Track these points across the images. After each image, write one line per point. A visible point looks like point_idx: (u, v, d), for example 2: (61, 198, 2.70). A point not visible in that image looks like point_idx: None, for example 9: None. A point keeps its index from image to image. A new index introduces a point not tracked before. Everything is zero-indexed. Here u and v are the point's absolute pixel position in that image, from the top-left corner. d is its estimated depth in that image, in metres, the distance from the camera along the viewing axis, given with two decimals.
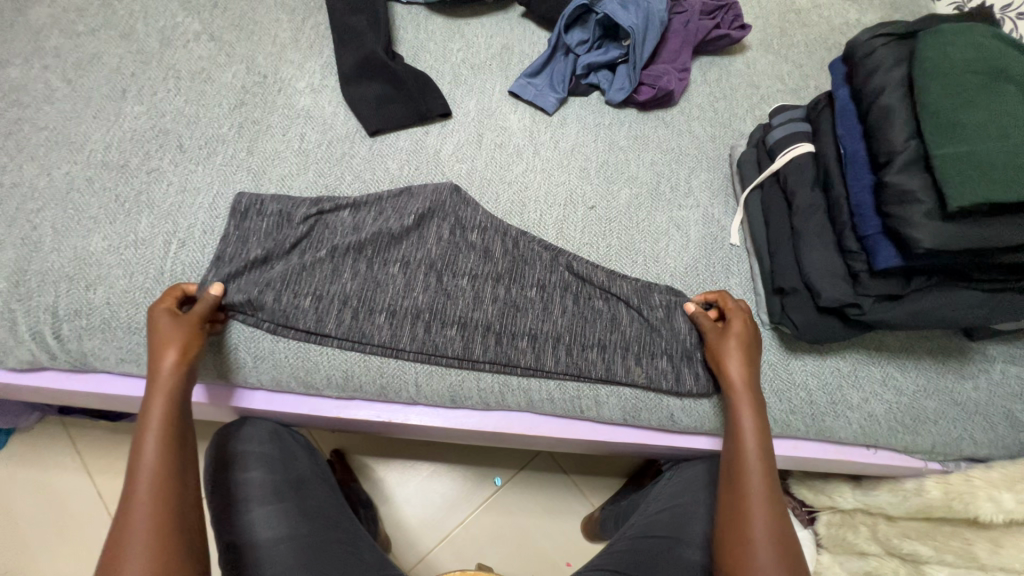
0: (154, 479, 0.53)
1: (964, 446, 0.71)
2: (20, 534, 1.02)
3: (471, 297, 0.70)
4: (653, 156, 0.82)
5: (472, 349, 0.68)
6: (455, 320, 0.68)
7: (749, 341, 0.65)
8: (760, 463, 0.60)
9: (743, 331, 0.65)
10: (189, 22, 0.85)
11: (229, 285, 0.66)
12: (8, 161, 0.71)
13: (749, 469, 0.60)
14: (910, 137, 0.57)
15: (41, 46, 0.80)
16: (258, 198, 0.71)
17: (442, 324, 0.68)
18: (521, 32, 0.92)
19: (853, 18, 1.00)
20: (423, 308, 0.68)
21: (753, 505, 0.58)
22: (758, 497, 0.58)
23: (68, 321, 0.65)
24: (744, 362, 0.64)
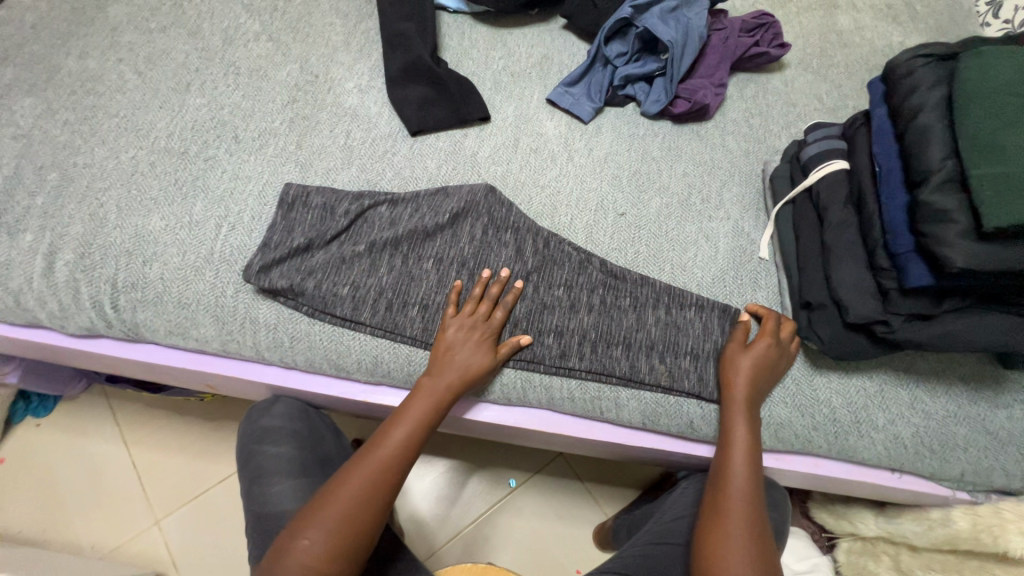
0: (377, 470, 0.59)
1: (996, 477, 0.69)
2: (59, 496, 1.08)
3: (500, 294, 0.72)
4: (685, 167, 0.84)
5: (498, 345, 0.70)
6: None
7: (766, 360, 0.66)
8: (750, 475, 0.61)
9: (765, 349, 0.66)
10: (251, 23, 0.91)
11: (274, 270, 0.69)
12: (82, 143, 0.77)
13: (737, 479, 0.61)
14: (947, 156, 0.57)
15: (117, 41, 0.87)
16: (304, 190, 0.75)
17: None
18: (561, 43, 0.95)
19: (896, 41, 1.00)
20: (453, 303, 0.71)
21: (735, 512, 0.59)
22: (740, 505, 0.59)
23: (125, 293, 0.69)
24: (754, 379, 0.65)
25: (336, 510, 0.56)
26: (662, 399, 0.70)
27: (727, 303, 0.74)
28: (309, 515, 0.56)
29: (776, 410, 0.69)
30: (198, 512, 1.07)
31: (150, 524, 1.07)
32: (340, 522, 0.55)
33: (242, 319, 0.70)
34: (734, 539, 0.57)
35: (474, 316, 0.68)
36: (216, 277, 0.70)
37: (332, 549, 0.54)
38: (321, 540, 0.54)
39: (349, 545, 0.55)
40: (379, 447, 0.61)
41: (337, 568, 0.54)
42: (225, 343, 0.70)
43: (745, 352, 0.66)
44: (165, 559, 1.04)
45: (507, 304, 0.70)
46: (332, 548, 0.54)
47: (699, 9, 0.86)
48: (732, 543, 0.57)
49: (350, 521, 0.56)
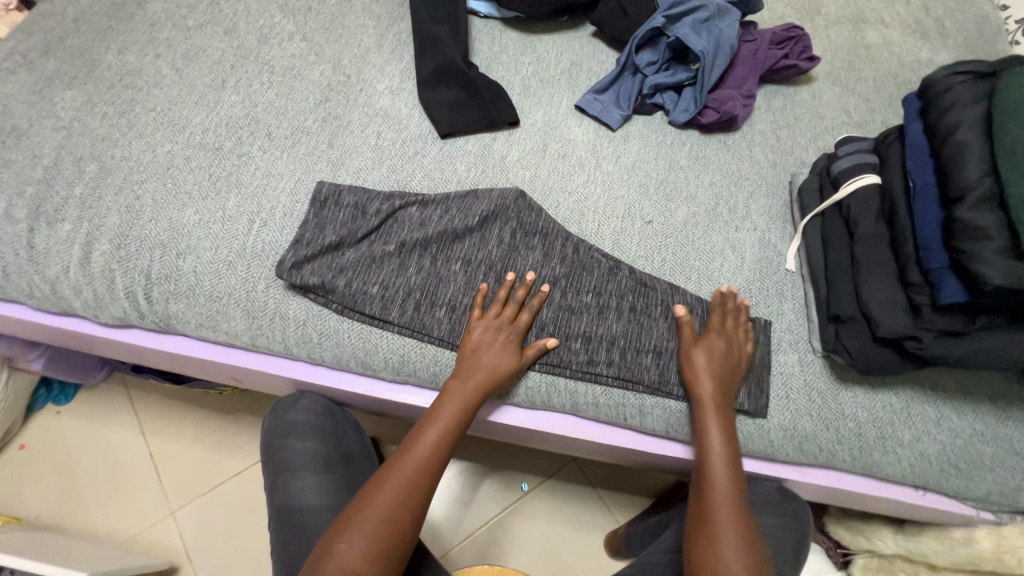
0: (410, 476, 0.60)
1: (1022, 498, 0.69)
2: (77, 483, 1.09)
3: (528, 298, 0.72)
4: (712, 177, 0.84)
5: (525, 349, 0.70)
6: None
7: (722, 359, 0.67)
8: (731, 483, 0.61)
9: (716, 348, 0.68)
10: (285, 23, 0.92)
11: (305, 266, 0.70)
12: (120, 136, 0.79)
13: (718, 486, 0.61)
14: (985, 174, 0.57)
15: (155, 37, 0.88)
16: (336, 189, 0.76)
17: None
18: (591, 51, 0.95)
19: (925, 57, 1.00)
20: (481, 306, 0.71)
21: (723, 520, 0.59)
22: (727, 513, 0.59)
23: (159, 285, 0.71)
24: (716, 382, 0.66)
25: (373, 516, 0.57)
26: (687, 408, 0.70)
27: (753, 314, 0.74)
28: (346, 521, 0.58)
29: (800, 423, 0.69)
30: (213, 505, 1.08)
31: (166, 514, 1.07)
32: (377, 528, 0.57)
33: (272, 314, 0.70)
34: (725, 550, 0.57)
35: (501, 319, 0.69)
36: (247, 271, 0.71)
37: (369, 554, 0.56)
38: (358, 545, 0.56)
39: (387, 549, 0.57)
40: (408, 454, 0.62)
41: (378, 569, 0.56)
42: (254, 336, 0.71)
43: (703, 353, 0.67)
44: (180, 550, 1.05)
45: (534, 308, 0.70)
46: (370, 553, 0.56)
47: (731, 21, 0.87)
48: (725, 553, 0.57)
49: (386, 526, 0.57)
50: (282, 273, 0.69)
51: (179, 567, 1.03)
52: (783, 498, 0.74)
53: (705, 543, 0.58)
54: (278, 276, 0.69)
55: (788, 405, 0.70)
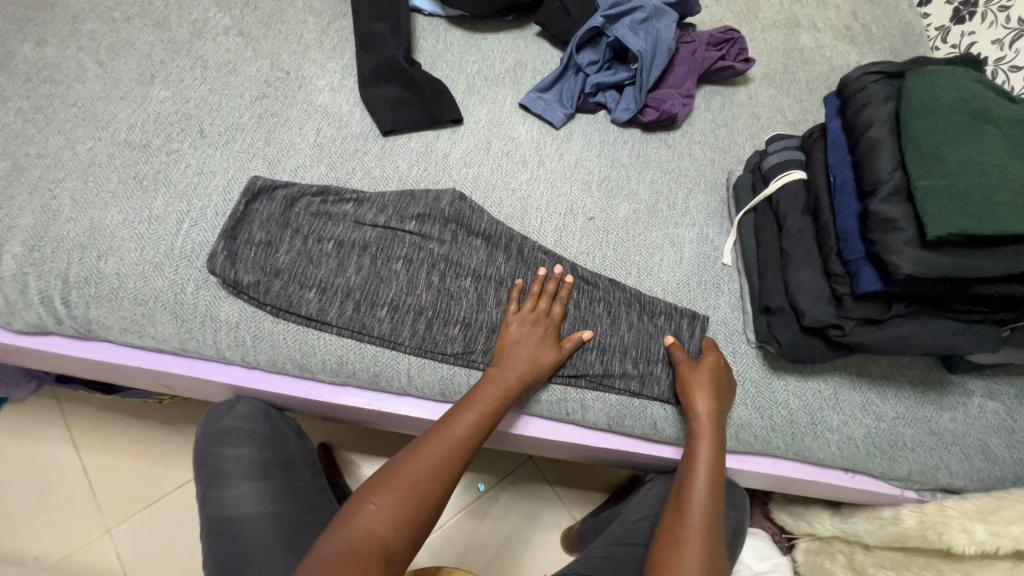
0: (454, 447, 0.60)
1: (942, 476, 0.72)
2: (4, 503, 1.03)
3: (474, 297, 0.72)
4: (653, 175, 0.86)
5: (470, 349, 0.70)
6: (457, 320, 0.71)
7: (720, 377, 0.68)
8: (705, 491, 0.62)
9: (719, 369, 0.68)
10: (221, 17, 0.89)
11: (237, 265, 0.68)
12: (36, 132, 0.74)
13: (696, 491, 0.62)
14: (895, 168, 0.60)
15: (78, 29, 0.84)
16: (271, 183, 0.73)
17: (444, 322, 0.70)
18: (535, 50, 0.96)
19: (854, 60, 1.05)
20: (426, 307, 0.70)
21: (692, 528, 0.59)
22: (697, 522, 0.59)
23: (78, 288, 0.67)
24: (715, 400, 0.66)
25: (407, 479, 0.56)
26: (629, 401, 0.71)
27: (693, 309, 0.76)
28: (379, 482, 0.56)
29: (736, 412, 0.71)
30: (153, 521, 1.03)
31: (101, 532, 1.02)
32: (415, 489, 0.56)
33: (203, 317, 0.68)
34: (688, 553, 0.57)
35: (536, 313, 0.70)
36: (175, 273, 0.68)
37: (400, 517, 0.54)
38: (391, 505, 0.54)
39: (416, 518, 0.55)
40: (456, 425, 0.61)
41: (401, 540, 0.53)
42: (184, 341, 0.68)
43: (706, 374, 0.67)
44: (116, 568, 0.99)
45: (563, 300, 0.72)
46: (398, 520, 0.53)
47: (668, 22, 0.89)
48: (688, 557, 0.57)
49: (423, 489, 0.56)
50: (214, 268, 0.67)
51: None
52: None
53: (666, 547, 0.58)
54: (211, 272, 0.67)
55: None
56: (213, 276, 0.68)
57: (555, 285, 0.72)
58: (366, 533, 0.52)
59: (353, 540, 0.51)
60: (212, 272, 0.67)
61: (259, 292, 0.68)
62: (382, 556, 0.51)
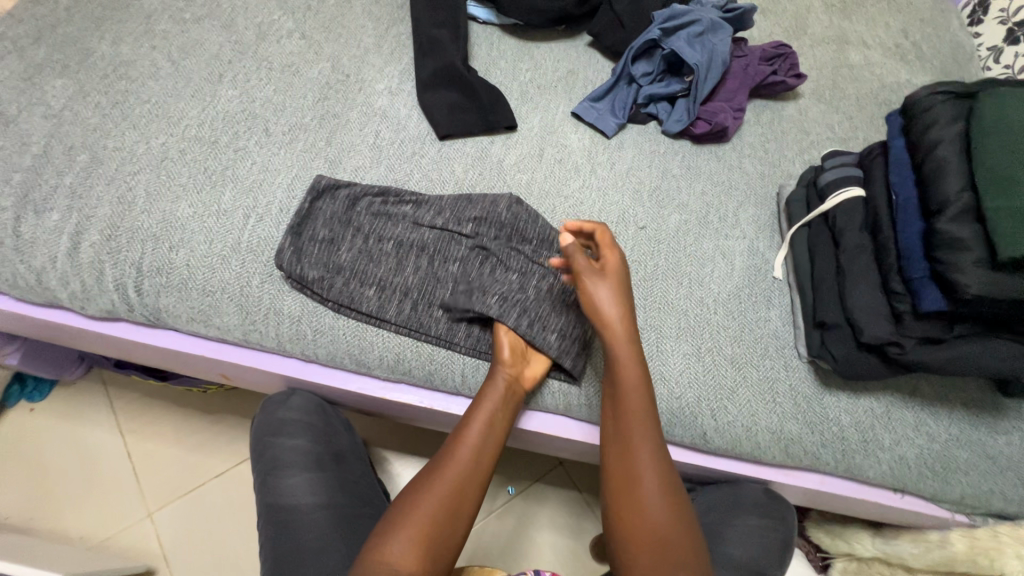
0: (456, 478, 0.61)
1: (995, 501, 0.71)
2: (51, 483, 1.06)
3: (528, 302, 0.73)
4: (703, 187, 0.86)
5: None
6: None
7: (621, 302, 0.66)
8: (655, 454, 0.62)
9: (625, 304, 0.66)
10: (284, 21, 0.92)
11: (302, 261, 0.70)
12: (113, 127, 0.77)
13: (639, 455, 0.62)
14: (963, 189, 0.60)
15: (151, 29, 0.87)
16: (335, 182, 0.75)
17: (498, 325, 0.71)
18: (587, 60, 0.97)
19: (905, 79, 1.04)
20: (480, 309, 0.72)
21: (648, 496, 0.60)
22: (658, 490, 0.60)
23: (150, 277, 0.69)
24: (630, 343, 0.65)
25: (418, 521, 0.58)
26: (678, 411, 0.71)
27: (744, 321, 0.76)
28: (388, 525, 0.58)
29: (787, 426, 0.71)
30: (193, 507, 1.06)
31: (143, 516, 1.05)
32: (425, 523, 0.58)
33: (266, 310, 0.70)
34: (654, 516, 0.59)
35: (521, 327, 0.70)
36: (242, 266, 0.71)
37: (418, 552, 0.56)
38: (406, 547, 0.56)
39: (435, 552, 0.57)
40: (454, 457, 0.62)
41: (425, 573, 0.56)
42: (247, 332, 0.70)
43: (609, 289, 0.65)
44: (157, 552, 1.02)
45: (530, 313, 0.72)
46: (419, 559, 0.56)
47: (723, 36, 0.89)
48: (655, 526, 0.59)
49: (433, 529, 0.58)
50: (281, 263, 0.69)
51: (157, 570, 1.00)
52: (768, 500, 0.75)
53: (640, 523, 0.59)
54: (277, 266, 0.69)
55: (776, 408, 0.71)
56: (279, 271, 0.70)
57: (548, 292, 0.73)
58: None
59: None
60: (279, 268, 0.69)
61: (322, 287, 0.70)
62: None
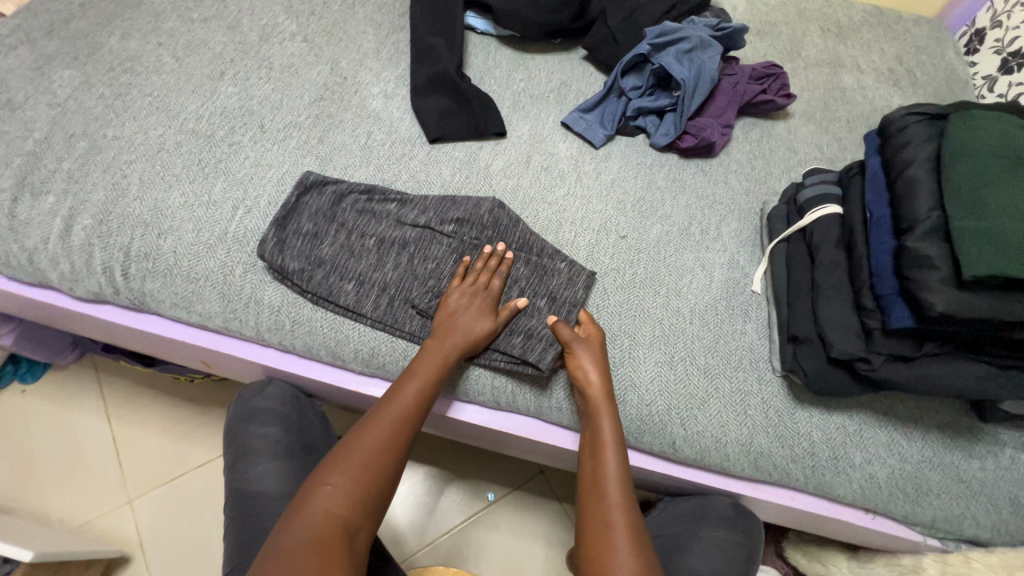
0: (388, 432, 0.61)
1: (967, 526, 0.70)
2: (34, 464, 1.07)
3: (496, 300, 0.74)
4: (688, 200, 0.87)
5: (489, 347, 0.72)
6: None
7: (598, 358, 0.69)
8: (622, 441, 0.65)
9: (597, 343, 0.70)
10: (288, 24, 0.95)
11: (286, 252, 0.71)
12: (114, 117, 0.80)
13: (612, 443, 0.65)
14: (933, 208, 0.60)
15: (159, 27, 0.91)
16: (323, 178, 0.77)
17: None
18: (580, 72, 0.99)
19: (896, 103, 1.05)
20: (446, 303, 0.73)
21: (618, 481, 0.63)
22: (615, 476, 0.63)
23: (137, 262, 0.72)
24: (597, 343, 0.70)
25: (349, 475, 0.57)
26: (646, 417, 0.71)
27: (720, 332, 0.76)
28: (329, 466, 0.58)
29: (757, 439, 0.71)
30: (172, 496, 1.07)
31: (122, 502, 1.06)
32: (360, 471, 0.58)
33: (247, 299, 0.71)
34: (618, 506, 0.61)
35: (476, 286, 0.72)
36: (227, 256, 0.73)
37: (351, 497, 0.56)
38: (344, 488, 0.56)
39: (366, 498, 0.57)
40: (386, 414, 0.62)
41: (359, 519, 0.56)
42: (228, 320, 0.72)
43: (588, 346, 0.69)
44: (134, 539, 1.03)
45: (503, 275, 0.74)
46: (354, 498, 0.56)
47: (713, 54, 0.91)
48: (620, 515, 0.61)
49: (365, 479, 0.58)
50: (265, 253, 0.70)
51: (132, 557, 1.01)
52: (737, 514, 0.75)
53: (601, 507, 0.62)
54: (262, 257, 0.71)
55: (746, 421, 0.71)
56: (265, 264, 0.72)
57: (497, 262, 0.74)
58: (326, 514, 0.54)
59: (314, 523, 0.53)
60: (264, 260, 0.71)
61: (302, 279, 0.71)
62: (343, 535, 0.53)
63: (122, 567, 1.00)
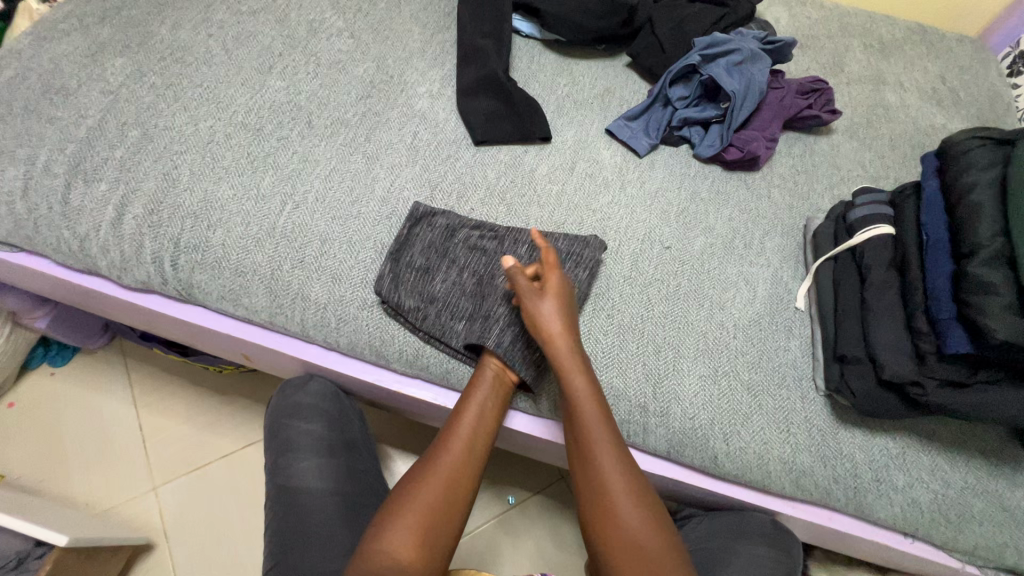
0: (450, 468, 0.61)
1: (1010, 555, 0.69)
2: (61, 448, 1.08)
3: None
4: (732, 213, 0.87)
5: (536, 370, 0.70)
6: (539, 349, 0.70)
7: (562, 319, 0.65)
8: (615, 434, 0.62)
9: (552, 289, 0.66)
10: (335, 20, 0.95)
11: (402, 288, 0.71)
12: (165, 107, 0.80)
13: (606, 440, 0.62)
14: (996, 234, 0.60)
15: (209, 17, 0.91)
16: (431, 211, 0.76)
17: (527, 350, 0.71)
18: (624, 80, 0.99)
19: (940, 122, 1.04)
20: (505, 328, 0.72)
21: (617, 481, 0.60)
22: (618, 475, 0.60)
23: (186, 253, 0.72)
24: (563, 312, 0.66)
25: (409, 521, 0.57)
26: (689, 430, 0.71)
27: (763, 348, 0.76)
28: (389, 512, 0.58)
29: (799, 457, 0.70)
30: (197, 486, 1.07)
31: (147, 489, 1.06)
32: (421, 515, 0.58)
33: (294, 295, 0.71)
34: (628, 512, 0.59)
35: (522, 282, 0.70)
36: (275, 250, 0.73)
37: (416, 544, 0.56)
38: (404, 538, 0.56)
39: (434, 539, 0.57)
40: (445, 454, 0.62)
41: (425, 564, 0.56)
42: (273, 315, 0.72)
43: (547, 301, 0.65)
44: (158, 527, 1.03)
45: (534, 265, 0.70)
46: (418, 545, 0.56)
47: (762, 67, 0.90)
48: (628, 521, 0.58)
49: (428, 522, 0.58)
50: (382, 288, 0.70)
51: (156, 545, 1.01)
52: (774, 531, 0.74)
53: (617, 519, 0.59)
54: (378, 291, 0.70)
55: (789, 439, 0.71)
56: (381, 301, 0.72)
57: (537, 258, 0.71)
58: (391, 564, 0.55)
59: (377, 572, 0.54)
60: (380, 294, 0.70)
61: (404, 311, 0.70)
62: None
63: (145, 555, 1.00)
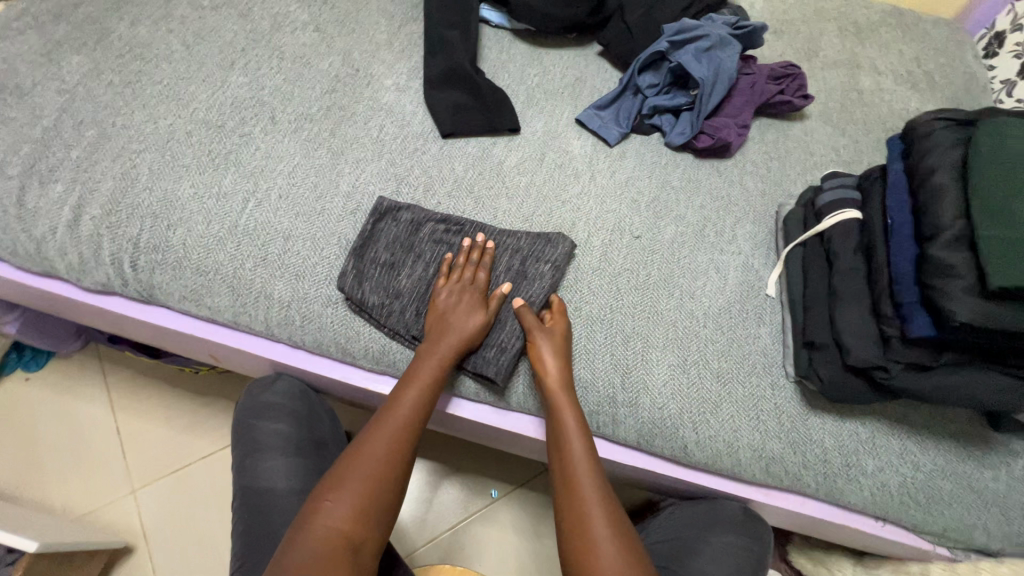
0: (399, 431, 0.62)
1: (978, 535, 0.70)
2: (36, 453, 1.07)
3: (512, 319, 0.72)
4: (703, 201, 0.86)
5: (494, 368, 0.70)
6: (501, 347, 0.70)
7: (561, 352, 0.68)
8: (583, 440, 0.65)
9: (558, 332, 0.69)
10: (300, 13, 0.93)
11: (366, 284, 0.70)
12: (123, 105, 0.79)
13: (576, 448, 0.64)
14: (959, 216, 0.59)
15: (170, 13, 0.89)
16: (396, 205, 0.76)
17: (489, 348, 0.71)
18: (595, 68, 0.98)
19: (914, 106, 1.04)
20: None
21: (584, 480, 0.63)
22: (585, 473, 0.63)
23: (146, 253, 0.71)
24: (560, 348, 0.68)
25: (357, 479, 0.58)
26: (659, 420, 0.70)
27: (733, 335, 0.75)
28: (332, 481, 0.58)
29: (768, 444, 0.70)
30: (176, 487, 1.06)
31: (126, 493, 1.05)
32: (363, 483, 0.58)
33: (257, 293, 0.71)
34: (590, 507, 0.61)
35: (462, 281, 0.71)
36: (237, 249, 0.72)
37: (356, 511, 0.56)
38: (347, 502, 0.56)
39: (380, 499, 0.58)
40: (392, 416, 0.62)
41: (366, 532, 0.56)
42: (237, 314, 0.71)
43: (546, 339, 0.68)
44: (138, 529, 1.02)
45: (488, 266, 0.73)
46: (358, 512, 0.56)
47: (732, 52, 0.89)
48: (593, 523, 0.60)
49: (372, 488, 0.58)
50: (346, 285, 0.70)
51: (136, 548, 1.01)
52: (746, 519, 0.75)
53: (578, 519, 0.61)
54: (342, 288, 0.70)
55: (759, 425, 0.71)
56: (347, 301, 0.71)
57: (480, 254, 0.74)
58: (331, 531, 0.54)
59: (314, 540, 0.54)
60: (346, 293, 0.70)
61: (370, 309, 0.70)
62: (349, 548, 0.54)
63: (126, 558, 1.00)
